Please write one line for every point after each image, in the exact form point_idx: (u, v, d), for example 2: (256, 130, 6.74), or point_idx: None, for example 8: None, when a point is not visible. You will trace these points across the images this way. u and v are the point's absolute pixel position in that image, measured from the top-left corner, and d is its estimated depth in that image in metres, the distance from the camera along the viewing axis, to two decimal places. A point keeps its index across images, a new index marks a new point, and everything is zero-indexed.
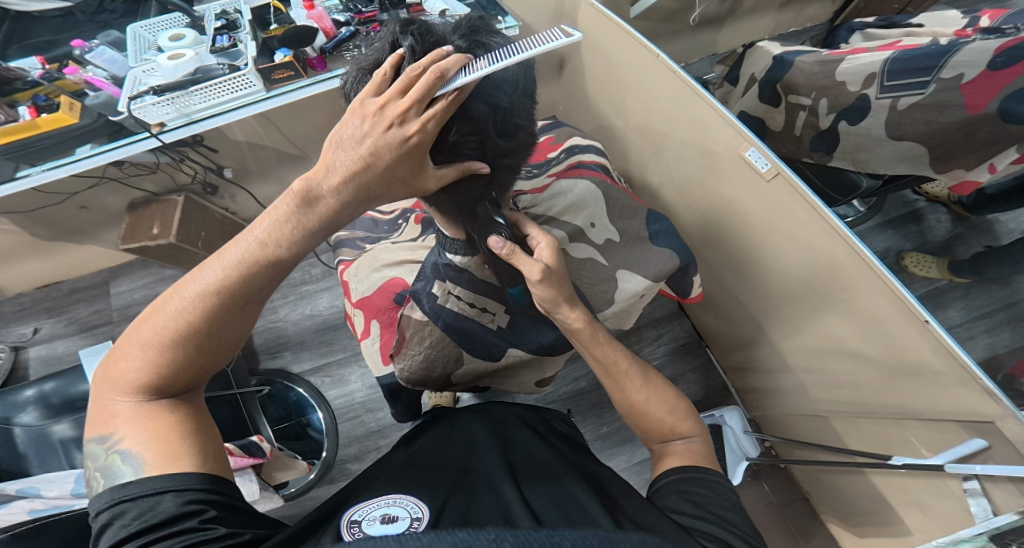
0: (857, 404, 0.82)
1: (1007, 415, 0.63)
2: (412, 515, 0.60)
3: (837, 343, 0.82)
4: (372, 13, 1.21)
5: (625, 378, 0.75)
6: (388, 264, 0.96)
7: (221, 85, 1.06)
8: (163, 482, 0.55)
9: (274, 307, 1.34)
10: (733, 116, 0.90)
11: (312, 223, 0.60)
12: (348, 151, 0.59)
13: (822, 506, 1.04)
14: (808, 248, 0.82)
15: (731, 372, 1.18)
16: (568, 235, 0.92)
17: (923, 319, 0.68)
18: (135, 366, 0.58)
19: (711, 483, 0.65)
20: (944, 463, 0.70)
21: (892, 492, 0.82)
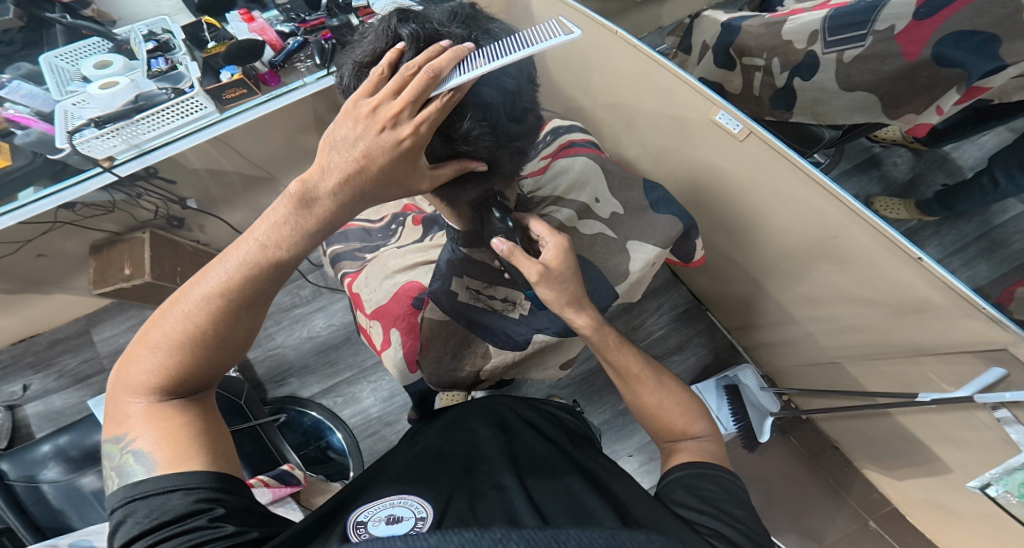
0: (870, 346, 0.85)
1: (1018, 340, 0.64)
2: (417, 516, 0.57)
3: (830, 287, 0.85)
4: (318, 21, 1.19)
5: (636, 381, 0.74)
6: (399, 269, 0.92)
7: (169, 111, 1.01)
8: (173, 480, 0.52)
9: (270, 334, 1.28)
10: (698, 82, 0.90)
11: (309, 225, 0.58)
12: (344, 150, 0.56)
13: (860, 458, 1.06)
14: (794, 201, 0.83)
15: (736, 331, 1.20)
16: (576, 213, 0.93)
17: (917, 257, 0.70)
18: (147, 365, 0.56)
19: (720, 479, 0.63)
20: (972, 394, 0.71)
21: (921, 430, 0.85)
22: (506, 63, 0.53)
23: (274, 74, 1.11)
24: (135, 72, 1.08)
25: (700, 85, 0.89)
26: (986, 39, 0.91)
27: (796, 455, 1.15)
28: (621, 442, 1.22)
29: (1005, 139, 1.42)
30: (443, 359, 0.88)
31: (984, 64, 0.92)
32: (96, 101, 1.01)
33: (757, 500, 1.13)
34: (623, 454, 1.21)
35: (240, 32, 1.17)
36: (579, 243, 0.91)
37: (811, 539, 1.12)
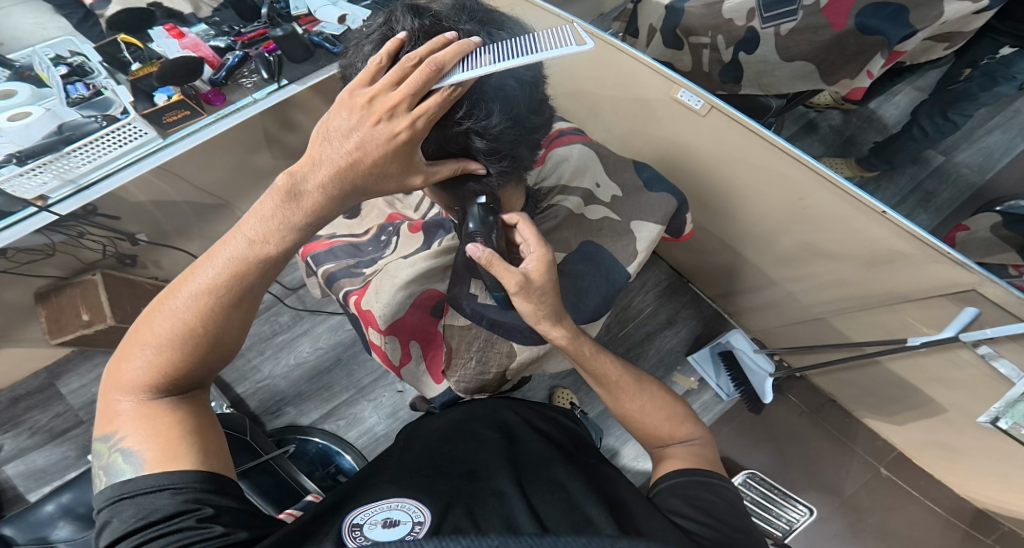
0: (854, 299, 0.89)
1: (984, 281, 0.70)
2: (414, 519, 0.57)
3: (800, 241, 0.90)
4: (256, 33, 1.14)
5: (617, 389, 0.73)
6: (410, 279, 0.89)
7: (104, 140, 0.95)
8: (159, 478, 0.51)
9: (255, 366, 1.22)
10: (657, 63, 0.92)
11: (298, 218, 0.58)
12: (341, 143, 0.56)
13: (853, 406, 1.15)
14: (759, 168, 0.87)
15: (720, 299, 1.24)
16: (583, 200, 0.94)
17: (881, 212, 0.74)
18: (138, 364, 0.55)
19: (716, 486, 0.64)
20: (956, 333, 0.76)
21: (910, 373, 0.91)
22: (507, 67, 0.53)
23: (217, 92, 1.07)
24: (47, 100, 1.00)
25: (658, 65, 0.91)
26: (896, 9, 1.00)
27: (795, 410, 1.19)
28: None
29: (915, 98, 1.53)
30: (469, 363, 0.90)
31: (899, 30, 1.00)
32: (8, 135, 0.92)
33: (774, 460, 1.16)
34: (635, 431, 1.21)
35: (172, 50, 1.11)
36: (588, 229, 0.93)
37: (829, 493, 1.14)
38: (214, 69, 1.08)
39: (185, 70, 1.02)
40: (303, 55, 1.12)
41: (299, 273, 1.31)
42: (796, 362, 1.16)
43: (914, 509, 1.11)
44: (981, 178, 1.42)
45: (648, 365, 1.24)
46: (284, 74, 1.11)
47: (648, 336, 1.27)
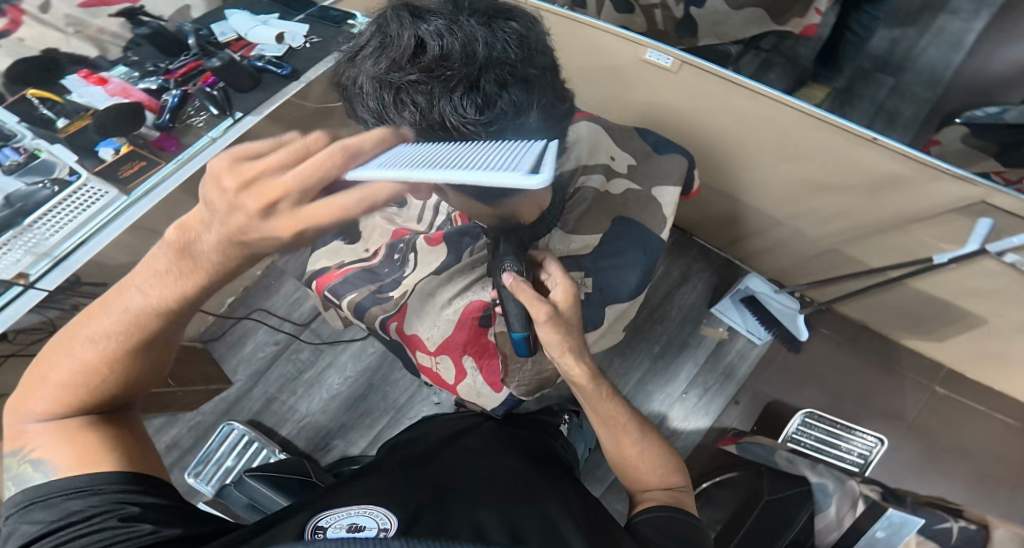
0: (864, 226, 0.98)
1: (992, 192, 0.77)
2: (380, 526, 0.61)
3: (798, 177, 0.98)
4: (192, 66, 1.13)
5: (621, 432, 0.76)
6: (454, 295, 0.94)
7: (62, 205, 0.97)
8: (81, 480, 0.53)
9: (291, 408, 1.28)
10: (622, 29, 0.97)
11: (192, 282, 0.53)
12: (211, 229, 0.50)
13: (894, 332, 1.23)
14: (743, 114, 0.94)
15: (727, 247, 1.31)
16: (605, 176, 0.98)
17: (873, 138, 0.82)
18: (46, 399, 0.55)
19: (689, 528, 0.66)
20: (979, 245, 0.83)
21: (938, 289, 0.99)
22: None
23: (169, 137, 1.09)
24: None
25: (623, 32, 0.96)
26: None
27: (831, 342, 1.28)
28: (671, 384, 1.27)
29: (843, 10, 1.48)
30: (527, 366, 0.90)
31: None
32: None
33: (827, 398, 1.25)
34: (677, 393, 1.26)
35: (99, 98, 1.06)
36: (616, 205, 0.97)
37: (870, 404, 1.24)
38: (156, 113, 1.08)
39: (127, 119, 1.05)
40: (251, 84, 1.14)
41: (304, 309, 1.36)
42: (819, 297, 1.24)
43: (932, 401, 1.23)
44: (932, 94, 1.42)
45: (674, 323, 1.32)
46: (236, 105, 1.12)
47: (667, 296, 1.34)
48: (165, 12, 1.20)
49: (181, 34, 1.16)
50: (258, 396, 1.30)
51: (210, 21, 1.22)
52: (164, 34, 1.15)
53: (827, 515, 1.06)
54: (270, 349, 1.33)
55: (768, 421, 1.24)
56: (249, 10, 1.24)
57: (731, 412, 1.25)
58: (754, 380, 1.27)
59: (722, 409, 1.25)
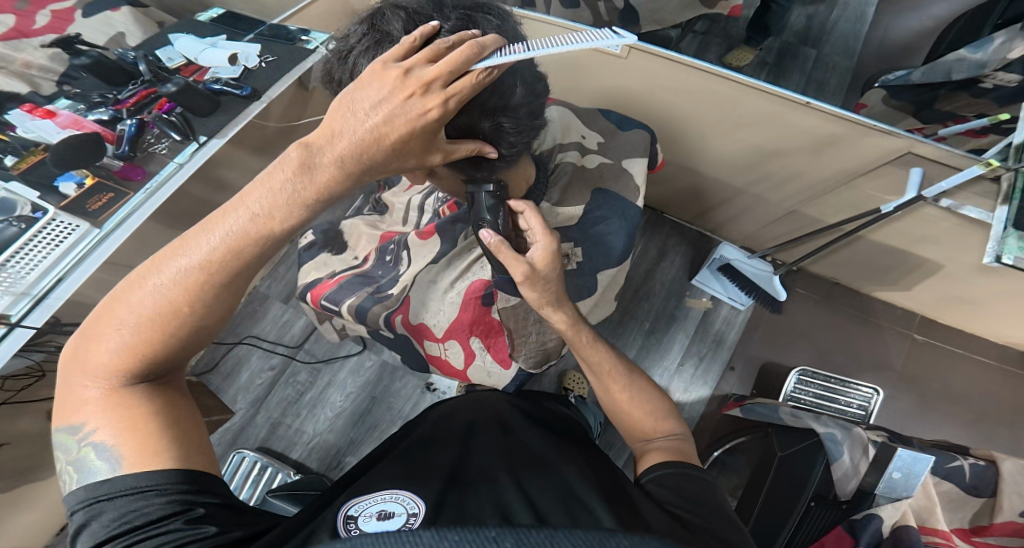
0: (817, 187, 1.09)
1: (914, 142, 0.88)
2: (408, 512, 0.65)
3: (749, 144, 1.08)
4: (145, 94, 1.08)
5: (608, 378, 0.82)
6: (456, 280, 1.02)
7: (34, 245, 0.91)
8: (141, 479, 0.57)
9: (298, 430, 1.37)
10: (570, 22, 1.03)
11: (309, 191, 0.64)
12: (372, 112, 0.62)
13: (865, 285, 1.39)
14: (691, 91, 1.02)
15: (697, 219, 1.47)
16: (580, 153, 1.05)
17: (805, 102, 0.92)
18: (114, 345, 0.61)
19: (694, 477, 0.70)
20: (919, 194, 0.92)
21: (891, 240, 1.12)
22: (538, 54, 0.61)
23: (133, 167, 1.03)
24: None
25: (571, 25, 1.02)
26: None
27: (810, 300, 1.43)
28: (667, 358, 1.39)
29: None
30: (530, 338, 1.00)
31: None
32: None
33: (814, 354, 1.40)
34: (674, 365, 1.39)
35: (51, 132, 1.00)
36: (595, 179, 1.03)
37: (837, 346, 1.40)
38: (115, 144, 1.02)
39: (88, 152, 0.99)
40: (210, 107, 1.10)
41: (294, 331, 1.47)
42: (789, 258, 1.39)
43: (885, 336, 1.40)
44: (851, 62, 1.61)
45: (659, 298, 1.45)
46: (198, 130, 1.09)
47: (649, 273, 1.47)
48: (100, 40, 1.15)
49: (126, 63, 1.11)
50: (263, 423, 1.38)
51: (154, 46, 1.17)
52: (105, 63, 1.10)
53: (842, 462, 1.03)
54: (266, 375, 1.42)
55: (764, 384, 1.37)
56: (195, 33, 1.21)
57: (728, 378, 1.38)
58: (741, 343, 1.41)
59: (720, 376, 1.38)
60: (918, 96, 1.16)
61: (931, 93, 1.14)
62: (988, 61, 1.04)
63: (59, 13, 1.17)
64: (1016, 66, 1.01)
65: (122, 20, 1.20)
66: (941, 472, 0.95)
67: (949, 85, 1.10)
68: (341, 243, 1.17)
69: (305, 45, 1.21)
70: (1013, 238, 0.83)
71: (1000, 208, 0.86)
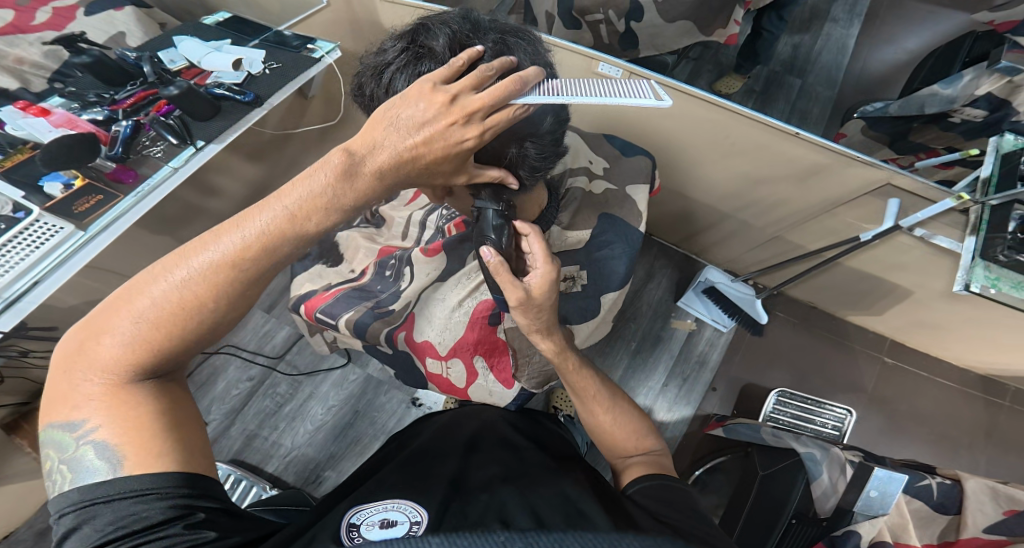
0: (799, 214, 1.14)
1: (894, 175, 0.93)
2: (411, 519, 0.67)
3: (738, 170, 1.12)
4: (148, 95, 1.08)
5: (593, 401, 0.83)
6: (464, 298, 1.04)
7: (13, 245, 0.88)
8: (143, 482, 0.56)
9: (276, 443, 1.35)
10: (577, 45, 1.07)
11: (348, 197, 0.66)
12: (413, 131, 0.65)
13: (841, 310, 1.43)
14: (687, 118, 1.06)
15: (684, 241, 1.50)
16: (588, 177, 1.08)
17: (794, 133, 0.96)
18: (124, 340, 0.60)
19: (677, 488, 0.71)
20: (895, 223, 0.97)
21: (867, 266, 1.16)
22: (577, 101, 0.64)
23: (125, 169, 1.02)
24: None
25: (578, 47, 1.06)
26: None
27: (789, 323, 1.47)
28: (652, 378, 1.42)
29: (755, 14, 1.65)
30: (533, 358, 1.02)
31: None
32: None
33: (792, 376, 1.43)
34: (658, 385, 1.41)
35: (42, 131, 0.98)
36: (599, 204, 1.06)
37: (814, 370, 1.44)
38: (108, 145, 1.01)
39: (81, 154, 0.97)
40: (210, 113, 1.08)
41: (277, 341, 1.46)
42: (769, 281, 1.44)
43: (862, 360, 1.44)
44: (832, 92, 1.68)
45: (646, 318, 1.48)
46: (196, 135, 1.07)
47: (636, 294, 1.50)
48: (100, 39, 1.15)
49: (126, 63, 1.11)
50: (238, 434, 1.35)
51: (157, 49, 1.18)
52: (105, 62, 1.08)
53: (821, 482, 1.05)
54: (244, 386, 1.40)
55: (745, 404, 1.40)
56: (199, 37, 1.21)
57: (710, 398, 1.40)
58: (722, 363, 1.44)
59: (702, 397, 1.40)
60: (895, 128, 1.23)
61: (906, 125, 1.21)
62: (957, 97, 1.09)
63: (60, 10, 1.16)
64: (982, 103, 1.07)
65: (123, 18, 1.21)
66: (911, 490, 0.98)
67: (921, 118, 1.16)
68: (336, 255, 1.16)
69: (311, 53, 1.22)
70: (978, 268, 0.89)
71: (969, 238, 0.92)
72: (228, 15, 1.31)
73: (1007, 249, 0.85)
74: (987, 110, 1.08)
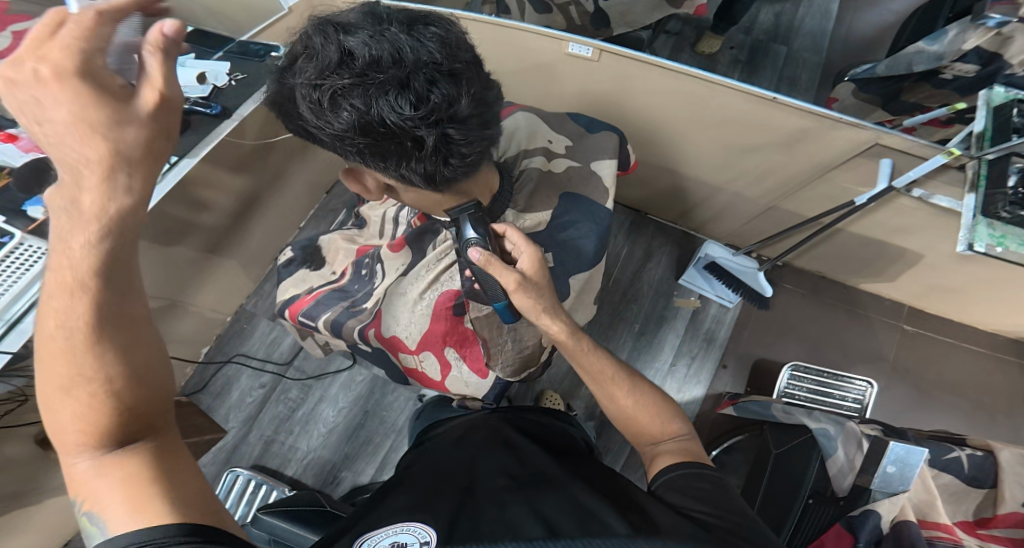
0: (791, 182, 1.10)
1: (880, 134, 0.89)
2: (421, 541, 0.64)
3: (721, 141, 1.08)
4: None
5: (613, 386, 0.81)
6: (425, 290, 1.01)
7: (4, 269, 0.88)
8: (143, 538, 0.50)
9: (292, 446, 1.35)
10: (539, 27, 1.03)
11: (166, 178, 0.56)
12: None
13: (850, 278, 1.39)
14: (652, 88, 1.03)
15: (680, 219, 1.47)
16: (546, 158, 1.04)
17: (770, 98, 0.92)
18: (67, 417, 0.53)
19: (708, 477, 0.70)
20: (889, 184, 0.93)
21: (876, 233, 1.12)
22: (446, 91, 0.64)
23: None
24: None
25: (545, 30, 1.02)
26: None
27: (797, 294, 1.44)
28: (658, 359, 1.39)
29: None
30: (506, 346, 0.96)
31: None
32: None
33: (806, 348, 1.40)
34: (666, 366, 1.38)
35: (12, 156, 0.99)
36: (560, 182, 1.02)
37: (824, 342, 1.40)
38: None
39: (52, 174, 0.99)
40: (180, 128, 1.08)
41: (283, 348, 1.44)
42: (772, 253, 1.40)
43: (879, 328, 1.40)
44: (819, 57, 1.63)
45: (648, 299, 1.45)
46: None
47: (636, 275, 1.47)
48: None
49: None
50: (256, 440, 1.36)
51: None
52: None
53: (837, 459, 0.98)
54: (257, 394, 1.40)
55: (758, 380, 1.37)
56: None
57: (721, 375, 1.38)
58: (732, 339, 1.41)
59: (712, 375, 1.38)
60: (885, 89, 1.18)
61: (896, 85, 1.16)
62: (944, 53, 1.03)
63: (19, 34, 1.09)
64: (971, 57, 1.03)
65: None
66: (938, 464, 0.93)
67: (911, 77, 1.12)
68: (320, 258, 1.17)
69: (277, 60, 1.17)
70: (982, 226, 0.83)
71: (968, 196, 0.86)
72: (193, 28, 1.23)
73: (1009, 205, 0.81)
74: (978, 64, 1.04)
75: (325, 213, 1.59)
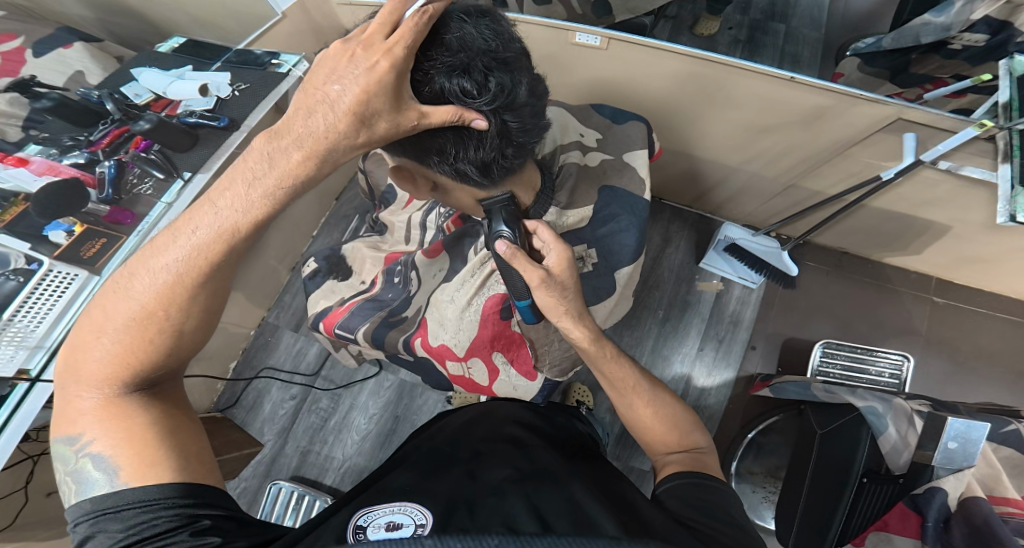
0: (811, 160, 1.07)
1: (903, 109, 0.87)
2: (416, 522, 0.65)
3: (739, 123, 1.05)
4: (122, 130, 1.07)
5: (631, 392, 0.80)
6: (472, 296, 1.01)
7: (34, 297, 0.87)
8: (144, 493, 0.58)
9: (327, 456, 1.37)
10: (544, 18, 1.01)
11: (272, 178, 0.64)
12: (347, 87, 0.63)
13: (873, 252, 1.36)
14: (666, 75, 1.01)
15: (696, 202, 1.44)
16: (581, 151, 1.02)
17: (789, 78, 0.90)
18: (98, 356, 0.63)
19: (715, 489, 0.69)
20: (916, 158, 0.88)
21: (903, 206, 1.08)
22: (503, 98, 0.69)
23: (120, 210, 1.00)
24: None
25: (551, 21, 1.00)
26: None
27: (821, 271, 1.40)
28: (685, 344, 1.37)
29: None
30: (553, 347, 0.97)
31: None
32: None
33: (834, 325, 1.36)
34: (694, 350, 1.36)
35: (27, 181, 0.97)
36: (598, 177, 1.00)
37: (854, 318, 1.37)
38: (97, 188, 1.00)
39: (70, 199, 0.97)
40: (188, 143, 1.08)
41: (310, 359, 1.46)
42: (792, 232, 1.37)
43: (910, 300, 1.36)
44: (819, 33, 1.60)
45: (669, 285, 1.43)
46: (181, 167, 1.07)
47: (655, 261, 1.45)
48: (59, 80, 1.09)
49: (90, 102, 1.08)
50: (293, 452, 1.37)
51: (118, 83, 1.13)
52: (68, 104, 1.06)
53: (889, 436, 0.90)
54: (289, 405, 1.42)
55: (787, 361, 1.34)
56: (158, 66, 1.17)
57: (751, 357, 1.35)
58: (758, 320, 1.38)
59: (742, 356, 1.35)
60: (893, 62, 1.12)
61: (904, 57, 1.10)
62: (952, 25, 0.98)
63: (7, 53, 1.09)
64: (980, 27, 0.98)
65: (76, 56, 1.14)
66: (996, 437, 0.86)
67: (919, 49, 1.06)
68: (345, 268, 1.18)
69: (278, 69, 1.17)
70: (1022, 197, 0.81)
71: (1002, 167, 0.83)
72: (183, 39, 1.25)
73: None
74: (987, 34, 0.98)
75: (338, 222, 1.60)
